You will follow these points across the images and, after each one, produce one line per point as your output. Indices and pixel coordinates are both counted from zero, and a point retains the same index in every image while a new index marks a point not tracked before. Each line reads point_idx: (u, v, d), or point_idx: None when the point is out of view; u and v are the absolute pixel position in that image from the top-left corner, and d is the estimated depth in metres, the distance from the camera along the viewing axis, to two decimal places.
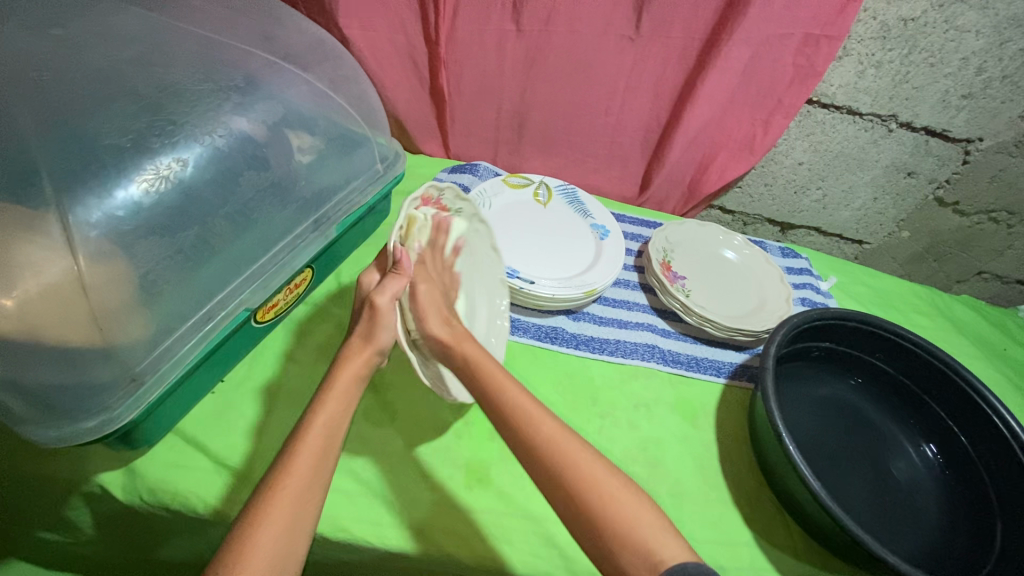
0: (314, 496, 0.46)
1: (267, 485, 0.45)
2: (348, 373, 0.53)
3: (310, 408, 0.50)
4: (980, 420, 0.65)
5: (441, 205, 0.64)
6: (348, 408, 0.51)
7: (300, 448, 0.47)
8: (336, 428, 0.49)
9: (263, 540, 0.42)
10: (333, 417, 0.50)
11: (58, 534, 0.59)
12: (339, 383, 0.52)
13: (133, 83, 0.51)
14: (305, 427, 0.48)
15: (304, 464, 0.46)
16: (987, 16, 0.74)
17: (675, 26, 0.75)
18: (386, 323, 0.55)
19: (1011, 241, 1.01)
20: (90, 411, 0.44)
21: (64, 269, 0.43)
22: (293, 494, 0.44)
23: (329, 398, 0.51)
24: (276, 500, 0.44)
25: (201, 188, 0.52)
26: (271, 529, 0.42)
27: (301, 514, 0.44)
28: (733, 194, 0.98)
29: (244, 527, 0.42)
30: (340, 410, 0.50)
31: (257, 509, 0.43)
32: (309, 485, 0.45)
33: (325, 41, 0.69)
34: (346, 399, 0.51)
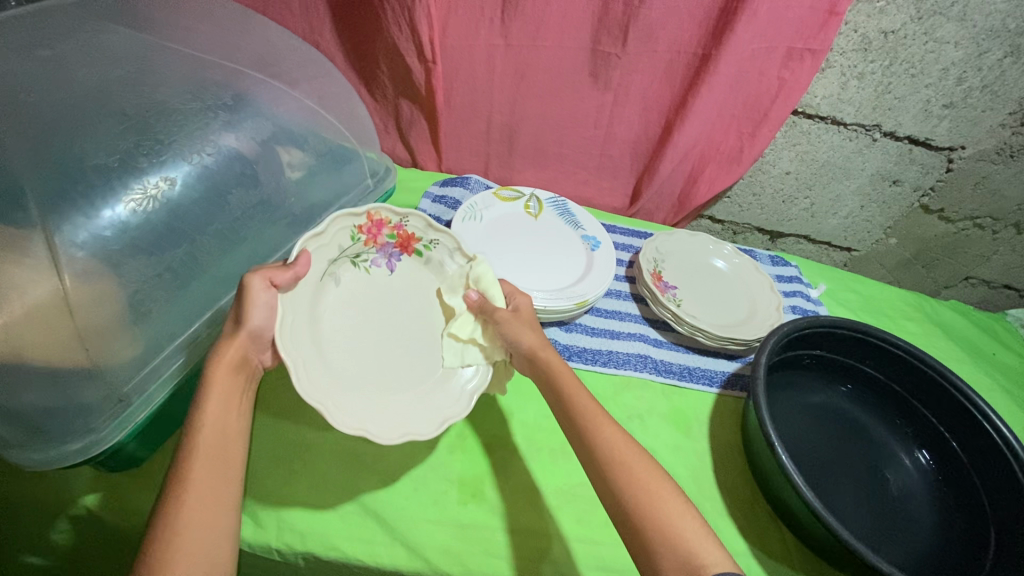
0: (230, 489, 0.44)
1: (172, 490, 0.42)
2: (225, 364, 0.47)
3: (195, 402, 0.46)
4: (971, 425, 0.65)
5: (410, 231, 0.63)
6: (238, 400, 0.48)
7: (198, 449, 0.44)
8: (228, 421, 0.47)
9: (187, 544, 0.40)
10: (224, 409, 0.47)
11: (44, 558, 0.58)
12: (218, 374, 0.47)
13: (121, 103, 0.51)
14: (195, 423, 0.45)
15: (207, 466, 0.44)
16: (965, 28, 0.75)
17: (662, 42, 0.76)
18: (260, 304, 0.50)
19: (996, 246, 1.02)
20: (77, 433, 0.43)
21: (50, 289, 0.43)
22: (202, 494, 0.43)
23: (213, 389, 0.47)
24: (186, 503, 0.42)
25: (189, 206, 0.52)
26: (193, 533, 0.41)
27: (217, 511, 0.43)
28: (722, 204, 0.99)
29: (161, 530, 0.41)
30: (230, 402, 0.47)
31: (164, 521, 0.41)
32: (219, 483, 0.44)
33: (316, 58, 0.69)
34: (234, 388, 0.48)
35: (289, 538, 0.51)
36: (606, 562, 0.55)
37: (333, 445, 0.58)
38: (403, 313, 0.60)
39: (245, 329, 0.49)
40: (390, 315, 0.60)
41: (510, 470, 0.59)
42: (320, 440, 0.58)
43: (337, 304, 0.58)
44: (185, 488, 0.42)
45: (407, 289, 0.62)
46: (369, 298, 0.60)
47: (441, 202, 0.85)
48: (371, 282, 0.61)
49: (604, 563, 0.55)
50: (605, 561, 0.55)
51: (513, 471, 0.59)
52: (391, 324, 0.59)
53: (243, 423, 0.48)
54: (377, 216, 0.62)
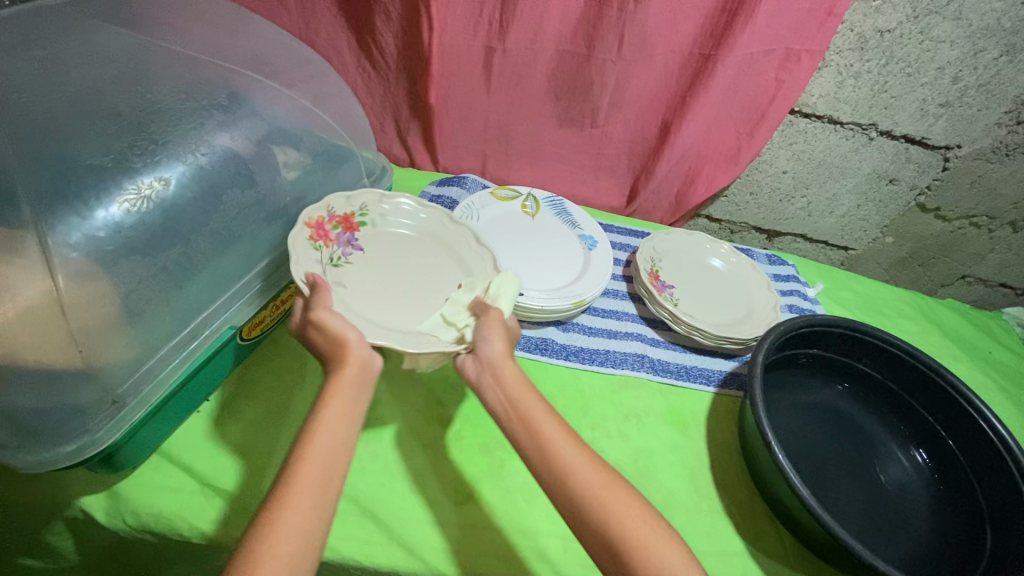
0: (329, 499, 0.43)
1: (277, 493, 0.42)
2: (348, 377, 0.48)
3: (314, 411, 0.47)
4: (968, 424, 0.65)
5: (342, 212, 0.63)
6: (352, 412, 0.47)
7: (307, 455, 0.44)
8: (341, 431, 0.46)
9: (278, 547, 0.39)
10: (340, 418, 0.47)
11: (40, 561, 0.58)
12: (338, 385, 0.48)
13: (115, 103, 0.51)
14: (311, 431, 0.45)
15: (311, 473, 0.43)
16: (962, 27, 0.75)
17: (658, 42, 0.76)
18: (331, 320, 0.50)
19: (992, 244, 1.02)
20: (71, 435, 0.43)
21: (44, 291, 0.43)
22: (303, 500, 0.42)
23: (330, 400, 0.47)
24: (288, 506, 0.41)
25: (184, 206, 0.51)
26: (287, 538, 0.40)
27: (313, 520, 0.41)
28: (719, 203, 0.99)
29: (259, 531, 0.40)
30: (345, 413, 0.47)
31: (262, 524, 0.40)
32: (320, 491, 0.43)
33: (312, 58, 0.69)
34: (348, 399, 0.48)
35: None
36: None
37: None
38: (406, 273, 0.63)
39: (356, 349, 0.50)
40: (405, 275, 0.63)
41: (507, 470, 0.59)
42: None
43: (360, 297, 0.59)
44: (289, 493, 0.42)
45: (392, 251, 0.65)
46: (376, 277, 0.62)
47: (438, 202, 0.84)
48: (365, 272, 0.61)
49: None
50: None
51: (510, 471, 0.59)
52: (414, 281, 0.62)
53: (354, 436, 0.47)
54: (313, 218, 0.59)
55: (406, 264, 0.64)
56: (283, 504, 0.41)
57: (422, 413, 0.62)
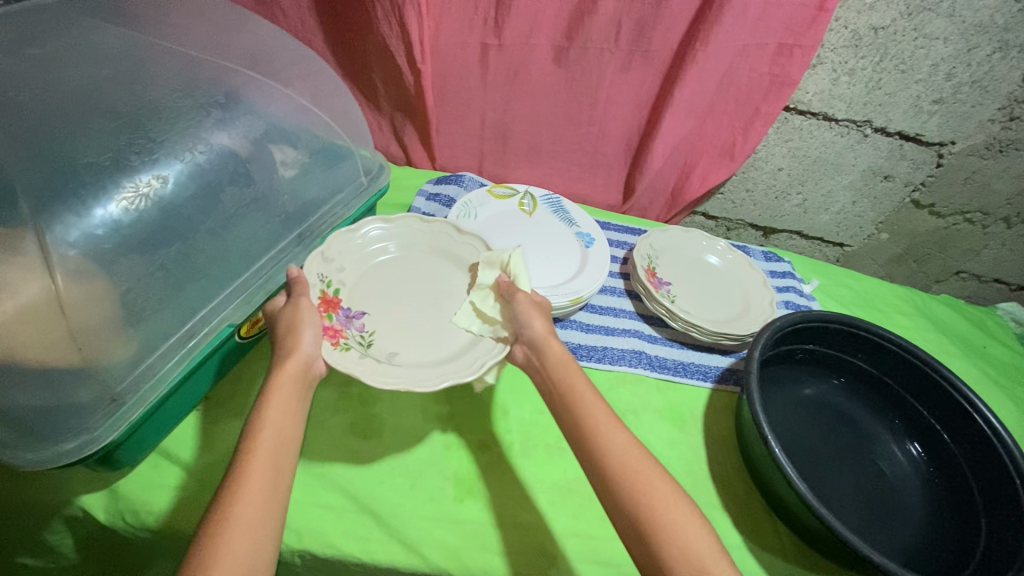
0: (279, 498, 0.44)
1: (225, 493, 0.42)
2: (286, 377, 0.49)
3: (257, 410, 0.47)
4: (962, 418, 0.66)
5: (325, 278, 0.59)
6: (293, 411, 0.48)
7: (253, 455, 0.44)
8: (286, 428, 0.47)
9: (234, 542, 0.40)
10: (283, 415, 0.48)
11: (38, 560, 0.58)
12: (279, 384, 0.49)
13: (112, 101, 0.51)
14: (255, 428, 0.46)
15: (260, 471, 0.44)
16: (955, 24, 0.76)
17: (654, 39, 0.76)
18: (307, 323, 0.52)
19: (986, 240, 1.03)
20: (70, 433, 0.43)
21: (43, 289, 0.43)
22: (253, 498, 0.42)
23: (273, 398, 0.48)
24: (240, 502, 0.42)
25: (182, 204, 0.52)
26: (241, 536, 0.40)
27: (264, 519, 0.42)
28: (716, 200, 1.00)
29: (208, 532, 0.40)
30: (287, 412, 0.48)
31: (217, 519, 0.41)
32: (267, 490, 0.43)
33: (308, 56, 0.69)
34: (292, 397, 0.49)
35: (286, 536, 0.51)
36: (602, 556, 0.55)
37: (329, 443, 0.58)
38: (407, 289, 0.63)
39: (299, 348, 0.51)
40: (413, 289, 0.63)
41: (506, 466, 0.60)
42: (316, 438, 0.58)
43: (400, 342, 0.57)
44: (240, 490, 0.42)
45: (386, 276, 0.63)
46: (393, 314, 0.60)
47: (435, 200, 0.85)
48: (387, 311, 0.60)
49: (600, 557, 0.55)
50: (601, 555, 0.55)
51: (508, 467, 0.60)
52: (425, 289, 0.63)
53: (297, 435, 0.48)
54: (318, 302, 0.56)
55: (405, 280, 0.63)
56: (233, 504, 0.42)
57: (421, 410, 0.63)
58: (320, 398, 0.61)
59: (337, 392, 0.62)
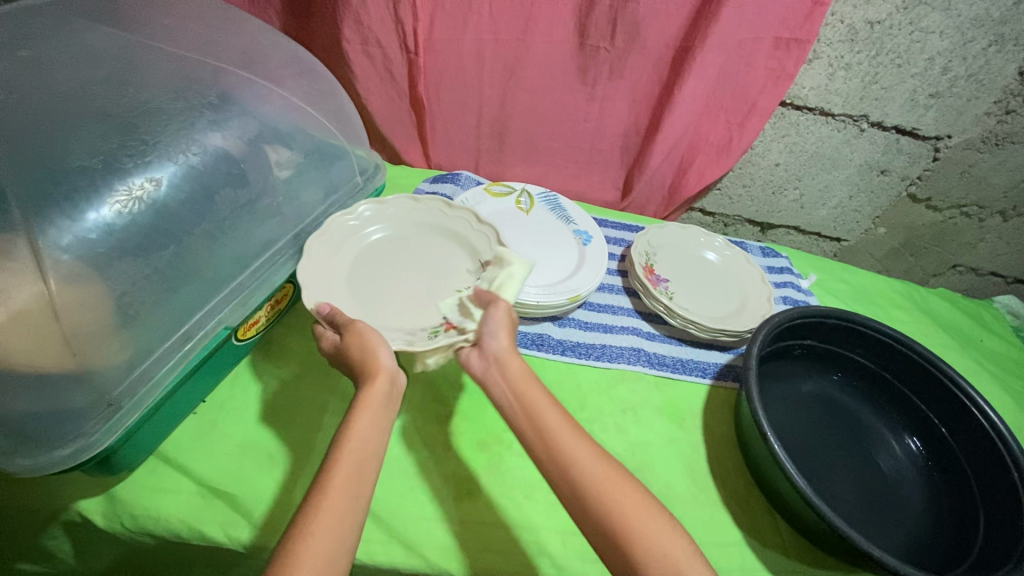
0: (358, 513, 0.42)
1: (307, 506, 0.41)
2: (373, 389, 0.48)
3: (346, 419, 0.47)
4: (960, 411, 0.66)
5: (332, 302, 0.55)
6: (381, 427, 0.47)
7: (340, 464, 0.44)
8: (372, 439, 0.46)
9: (313, 549, 0.39)
10: (370, 426, 0.47)
11: (37, 565, 0.57)
12: (370, 394, 0.48)
13: (102, 103, 0.51)
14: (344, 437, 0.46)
15: (341, 485, 0.43)
16: (950, 17, 0.76)
17: (650, 35, 0.76)
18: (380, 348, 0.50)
19: (983, 234, 1.03)
20: (66, 439, 0.42)
21: (35, 294, 0.42)
22: (334, 515, 0.41)
23: (361, 415, 0.47)
24: (322, 509, 0.41)
25: (176, 206, 0.51)
26: (321, 544, 0.40)
27: (344, 536, 0.41)
28: (713, 196, 1.00)
29: (287, 547, 0.39)
30: (373, 431, 0.46)
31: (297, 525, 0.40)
32: (350, 505, 0.42)
33: (302, 56, 0.68)
34: (382, 410, 0.48)
35: None
36: None
37: None
38: (385, 266, 0.63)
39: (382, 363, 0.49)
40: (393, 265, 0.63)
41: (506, 464, 0.60)
42: None
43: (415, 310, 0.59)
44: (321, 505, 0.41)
45: (366, 263, 0.62)
46: (386, 296, 0.60)
47: None
48: (381, 294, 0.60)
49: (601, 555, 0.55)
50: None
51: (508, 466, 0.60)
52: (405, 262, 0.64)
53: (382, 453, 0.46)
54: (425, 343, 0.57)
55: (384, 260, 0.63)
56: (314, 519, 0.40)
57: (420, 410, 0.63)
58: None
59: None
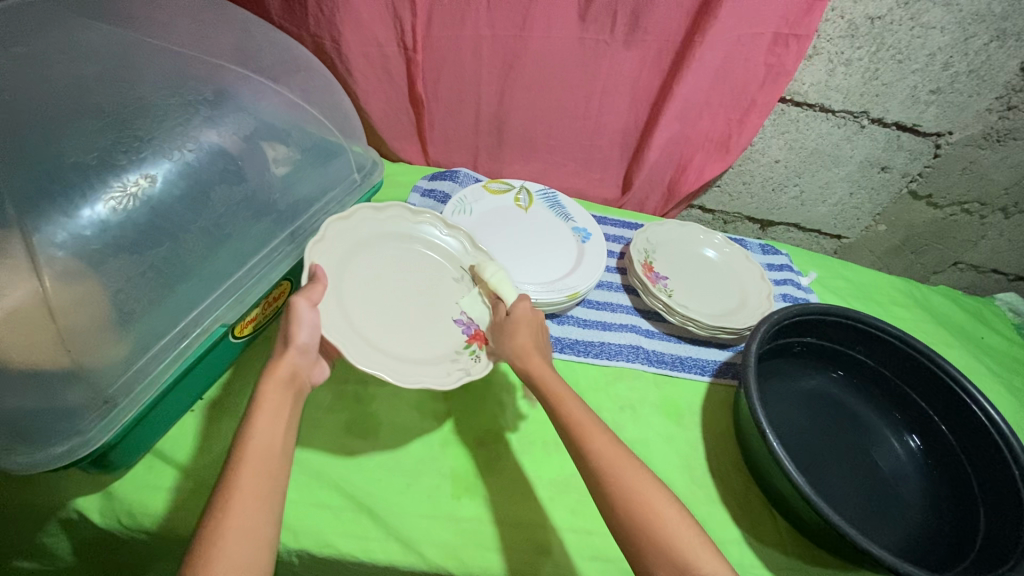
0: (274, 502, 0.44)
1: (216, 501, 0.42)
2: (273, 383, 0.48)
3: (248, 415, 0.47)
4: (960, 409, 0.66)
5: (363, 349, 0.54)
6: (284, 413, 0.48)
7: (245, 462, 0.44)
8: (275, 435, 0.46)
9: (228, 550, 0.40)
10: (273, 421, 0.47)
11: (35, 562, 0.57)
12: (269, 389, 0.48)
13: (98, 99, 0.50)
14: (245, 434, 0.45)
15: (250, 477, 0.43)
16: (952, 13, 0.75)
17: (648, 32, 0.75)
18: (309, 323, 0.50)
19: (984, 231, 1.03)
20: (61, 436, 0.42)
21: (30, 291, 0.42)
22: (245, 509, 0.42)
23: (261, 406, 0.47)
24: (231, 508, 0.41)
25: (171, 203, 0.51)
26: (234, 543, 0.40)
27: (260, 524, 0.42)
28: (713, 193, 0.99)
29: (203, 544, 0.40)
30: (278, 421, 0.47)
31: (210, 526, 0.41)
32: (263, 494, 0.43)
33: (298, 53, 0.68)
34: (283, 405, 0.48)
35: (282, 536, 0.51)
36: (601, 552, 0.55)
37: (325, 442, 0.58)
38: (377, 281, 0.61)
39: (295, 339, 0.50)
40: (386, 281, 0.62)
41: (503, 463, 0.60)
42: (312, 436, 0.58)
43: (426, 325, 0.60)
44: (230, 500, 0.42)
45: (359, 285, 0.59)
46: (397, 318, 0.59)
47: (430, 196, 0.84)
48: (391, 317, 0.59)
49: (599, 553, 0.55)
50: (600, 551, 0.55)
51: (505, 464, 0.60)
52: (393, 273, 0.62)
53: (288, 442, 0.47)
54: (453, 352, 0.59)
55: (374, 276, 0.61)
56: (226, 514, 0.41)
57: (418, 407, 0.63)
58: (315, 396, 0.61)
59: (332, 391, 0.62)
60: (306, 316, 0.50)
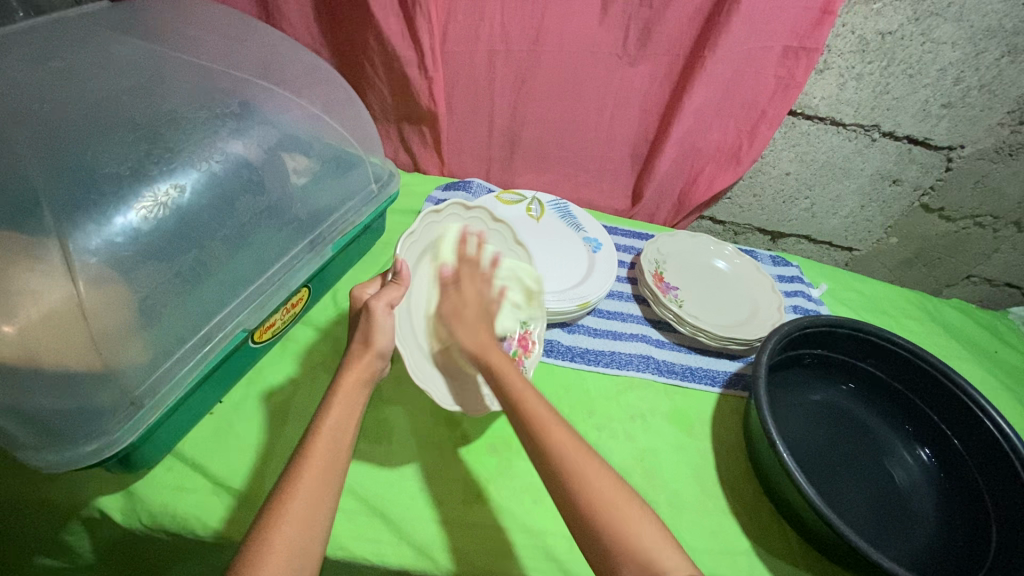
0: (328, 500, 0.46)
1: (279, 493, 0.45)
2: (353, 377, 0.52)
3: (322, 409, 0.50)
4: (973, 423, 0.65)
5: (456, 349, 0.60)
6: (358, 410, 0.52)
7: (312, 452, 0.47)
8: (346, 431, 0.49)
9: (284, 536, 0.42)
10: (346, 418, 0.50)
11: (57, 560, 0.59)
12: (348, 384, 0.52)
13: (131, 113, 0.53)
14: (316, 428, 0.49)
15: (315, 469, 0.46)
16: (962, 29, 0.76)
17: (659, 45, 0.77)
18: (386, 327, 0.54)
19: (997, 244, 1.02)
20: (90, 436, 0.44)
21: (65, 295, 0.44)
22: (307, 497, 0.45)
23: (339, 398, 0.51)
24: (296, 498, 0.44)
25: (198, 212, 0.53)
26: (290, 532, 0.43)
27: (317, 511, 0.45)
28: (723, 204, 1.00)
29: (263, 532, 0.42)
30: (350, 414, 0.51)
31: (272, 511, 0.44)
32: (321, 485, 0.46)
33: (319, 65, 0.70)
34: (357, 400, 0.52)
35: None
36: None
37: None
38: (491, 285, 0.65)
39: (377, 345, 0.54)
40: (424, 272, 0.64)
41: (514, 470, 0.60)
42: None
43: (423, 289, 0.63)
44: (296, 489, 0.45)
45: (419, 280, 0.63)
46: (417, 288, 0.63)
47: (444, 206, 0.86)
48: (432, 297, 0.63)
49: None
50: None
51: (517, 471, 0.60)
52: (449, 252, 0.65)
53: (355, 435, 0.50)
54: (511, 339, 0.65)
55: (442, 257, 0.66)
56: (289, 501, 0.44)
57: (431, 414, 0.64)
58: None
59: None
60: (383, 317, 0.54)
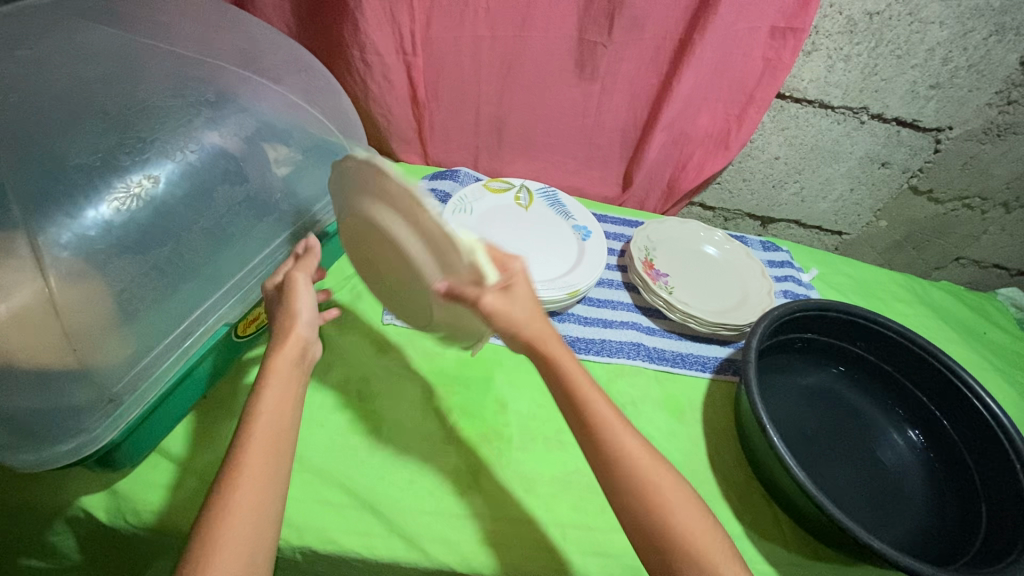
0: (276, 491, 0.44)
1: (223, 484, 0.43)
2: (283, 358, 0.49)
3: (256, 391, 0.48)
4: (962, 403, 0.66)
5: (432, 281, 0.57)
6: (292, 393, 0.49)
7: (252, 439, 0.45)
8: (284, 414, 0.47)
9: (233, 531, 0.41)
10: (281, 400, 0.48)
11: (42, 561, 0.58)
12: (278, 365, 0.49)
13: (101, 102, 0.51)
14: (253, 413, 0.46)
15: (258, 456, 0.44)
16: (950, 8, 0.75)
17: (646, 27, 0.75)
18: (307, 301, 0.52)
19: (985, 226, 1.03)
20: (67, 434, 0.43)
21: (35, 291, 0.43)
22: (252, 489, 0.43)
23: (269, 381, 0.48)
24: (239, 489, 0.42)
25: (173, 204, 0.51)
26: (238, 526, 0.41)
27: (265, 507, 0.43)
28: (712, 190, 0.99)
29: (204, 529, 0.41)
30: (286, 396, 0.48)
31: (216, 504, 0.42)
32: (270, 479, 0.44)
33: (298, 53, 0.68)
34: (291, 384, 0.49)
35: (286, 533, 0.51)
36: (603, 548, 0.55)
37: (328, 441, 0.58)
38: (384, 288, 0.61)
39: (296, 331, 0.50)
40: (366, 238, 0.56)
41: (505, 460, 0.60)
42: (315, 433, 0.58)
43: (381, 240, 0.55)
44: (236, 482, 0.43)
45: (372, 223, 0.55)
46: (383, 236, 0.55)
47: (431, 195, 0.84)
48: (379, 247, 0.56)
49: (600, 548, 0.55)
50: (601, 547, 0.55)
51: (508, 461, 0.60)
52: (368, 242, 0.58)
53: (296, 420, 0.48)
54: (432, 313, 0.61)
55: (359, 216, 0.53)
56: (230, 502, 0.42)
57: (420, 406, 0.63)
58: (319, 395, 0.61)
59: (335, 390, 0.62)
60: (301, 293, 0.51)
